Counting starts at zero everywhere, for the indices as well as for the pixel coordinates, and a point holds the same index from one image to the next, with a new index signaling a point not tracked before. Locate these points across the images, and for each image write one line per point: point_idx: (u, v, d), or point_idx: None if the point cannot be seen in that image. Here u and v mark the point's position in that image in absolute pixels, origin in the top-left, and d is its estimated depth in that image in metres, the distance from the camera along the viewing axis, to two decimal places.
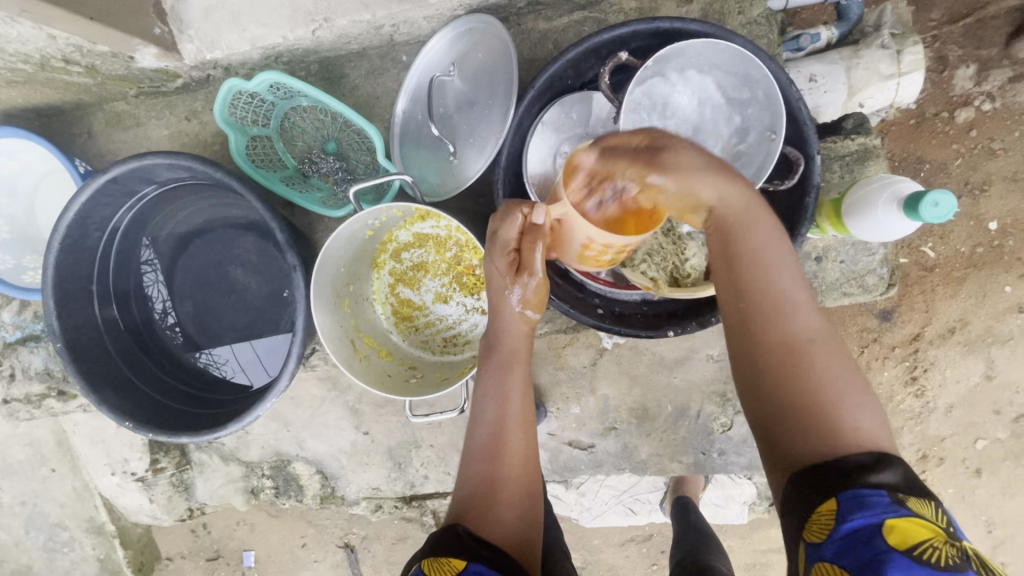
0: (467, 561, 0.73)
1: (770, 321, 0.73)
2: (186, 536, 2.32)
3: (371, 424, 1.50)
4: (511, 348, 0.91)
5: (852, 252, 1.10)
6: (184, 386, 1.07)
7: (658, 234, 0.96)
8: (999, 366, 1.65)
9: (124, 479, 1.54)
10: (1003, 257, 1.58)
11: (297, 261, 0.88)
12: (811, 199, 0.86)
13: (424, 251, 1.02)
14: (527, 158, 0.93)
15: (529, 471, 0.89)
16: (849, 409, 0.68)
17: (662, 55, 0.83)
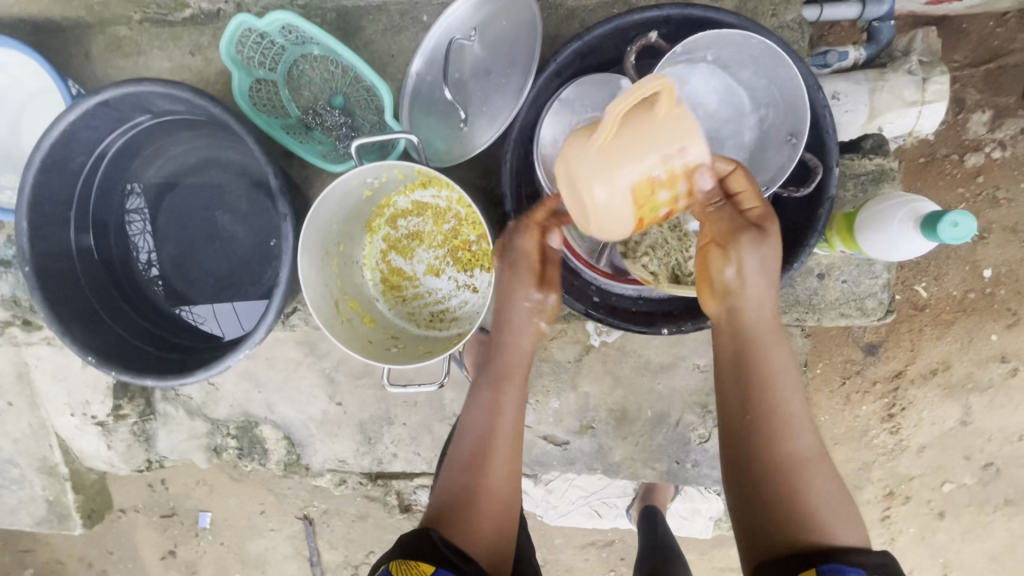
0: (435, 565, 0.74)
1: (784, 440, 0.81)
2: (143, 490, 2.28)
3: (345, 394, 1.48)
4: (505, 360, 0.93)
5: (855, 271, 1.09)
6: (158, 331, 1.02)
7: (664, 227, 0.94)
8: (975, 413, 1.66)
9: (83, 422, 1.49)
10: (993, 305, 1.59)
11: (288, 209, 0.85)
12: (823, 212, 0.84)
13: (421, 221, 0.99)
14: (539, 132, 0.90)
15: (511, 479, 0.87)
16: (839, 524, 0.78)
17: (695, 39, 0.80)
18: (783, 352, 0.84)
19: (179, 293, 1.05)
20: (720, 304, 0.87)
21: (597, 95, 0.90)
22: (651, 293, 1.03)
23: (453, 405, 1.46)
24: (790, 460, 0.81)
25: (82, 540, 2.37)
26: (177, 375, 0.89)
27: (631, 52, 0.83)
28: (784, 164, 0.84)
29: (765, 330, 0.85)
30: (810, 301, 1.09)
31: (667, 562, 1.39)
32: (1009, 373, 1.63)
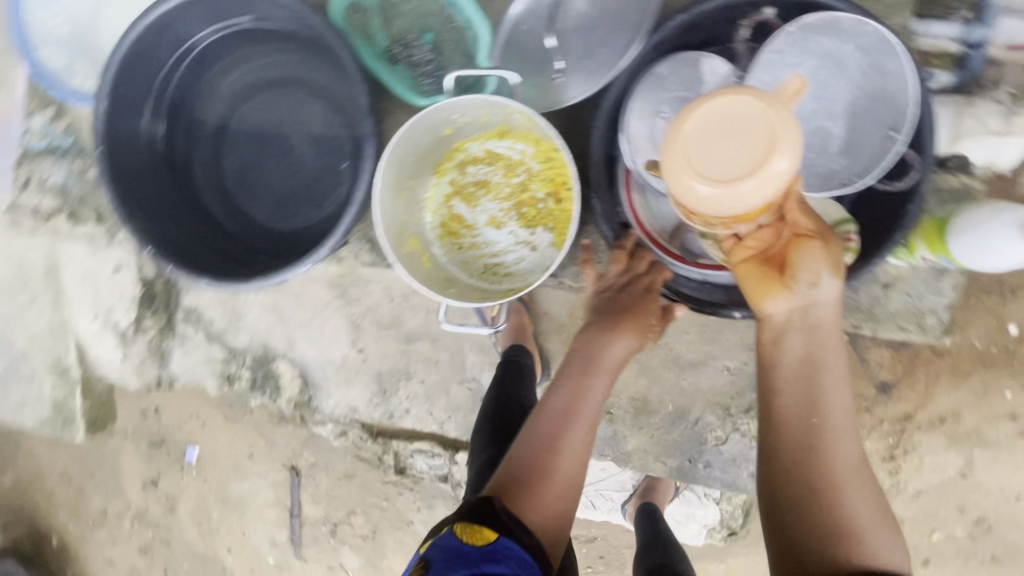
0: (497, 533, 0.82)
1: (832, 449, 0.82)
2: (136, 415, 2.28)
3: (368, 342, 1.48)
4: (596, 354, 0.99)
5: None
6: (212, 237, 1.02)
7: None
8: (977, 467, 1.67)
9: (105, 327, 1.49)
10: (1013, 362, 1.60)
11: (373, 130, 0.87)
12: (914, 207, 0.84)
13: (491, 170, 0.98)
14: (630, 106, 0.92)
15: (579, 470, 0.92)
16: (878, 537, 0.80)
17: (806, 22, 0.85)
18: (837, 360, 0.84)
19: (235, 203, 1.03)
20: (791, 302, 0.83)
21: (687, 75, 0.91)
22: (717, 280, 0.98)
23: (474, 369, 1.46)
24: (836, 469, 0.81)
25: (66, 455, 2.35)
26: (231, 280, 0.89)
27: (743, 28, 0.94)
28: (881, 151, 0.85)
29: (829, 337, 0.84)
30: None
31: (670, 556, 1.39)
32: (1017, 433, 1.63)
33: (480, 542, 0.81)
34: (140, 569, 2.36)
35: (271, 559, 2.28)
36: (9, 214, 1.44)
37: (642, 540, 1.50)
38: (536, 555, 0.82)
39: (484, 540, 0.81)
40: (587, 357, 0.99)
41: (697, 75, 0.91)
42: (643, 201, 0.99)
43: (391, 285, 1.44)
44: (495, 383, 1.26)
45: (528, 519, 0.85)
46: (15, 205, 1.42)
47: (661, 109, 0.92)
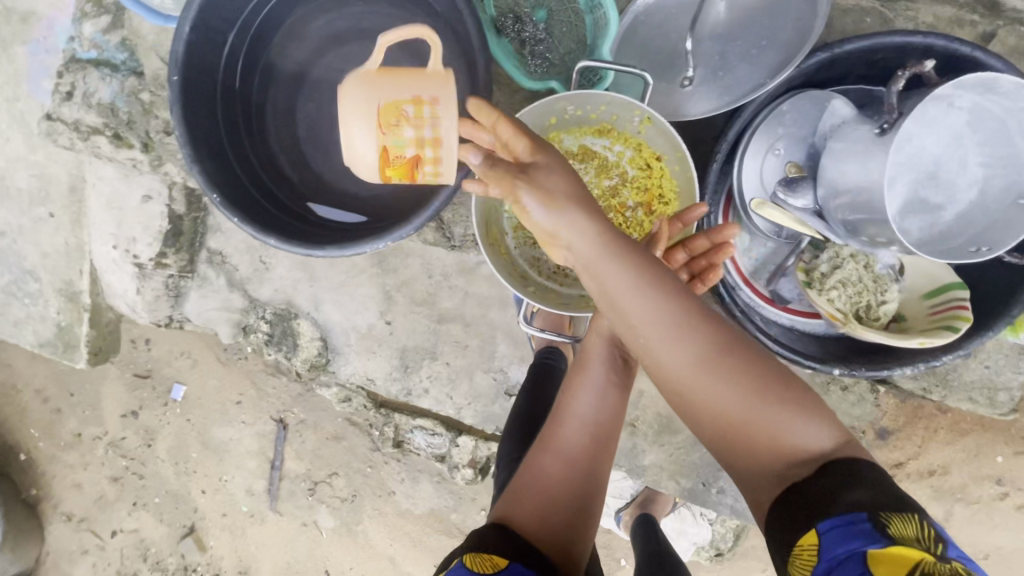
0: (507, 560, 0.80)
1: (687, 367, 0.80)
2: (126, 344, 2.21)
3: (397, 316, 1.43)
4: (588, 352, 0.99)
5: (1002, 362, 1.25)
6: (275, 190, 0.98)
7: (860, 265, 0.91)
8: (954, 521, 1.73)
9: (123, 258, 1.41)
10: (1010, 429, 1.65)
11: (484, 111, 0.83)
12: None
13: (583, 168, 0.99)
14: (748, 141, 0.93)
15: (589, 474, 0.92)
16: (797, 426, 0.78)
17: (967, 80, 0.72)
18: (641, 270, 0.79)
19: (304, 157, 1.01)
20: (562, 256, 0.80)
21: (809, 116, 0.93)
22: (806, 328, 0.98)
23: (502, 360, 1.42)
24: (706, 388, 0.80)
25: (47, 373, 2.27)
26: (308, 243, 0.86)
27: (900, 79, 0.77)
28: (1014, 230, 0.76)
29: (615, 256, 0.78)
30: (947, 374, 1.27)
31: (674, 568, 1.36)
32: (999, 496, 1.70)
33: (490, 569, 0.79)
34: (107, 498, 2.30)
35: (245, 507, 2.25)
36: (42, 123, 1.34)
37: (642, 555, 1.47)
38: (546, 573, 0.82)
39: (494, 567, 0.79)
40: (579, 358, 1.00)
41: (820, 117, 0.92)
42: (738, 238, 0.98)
43: (432, 263, 1.40)
44: (527, 382, 1.24)
45: (535, 539, 0.86)
46: (51, 115, 1.33)
47: (773, 146, 0.93)
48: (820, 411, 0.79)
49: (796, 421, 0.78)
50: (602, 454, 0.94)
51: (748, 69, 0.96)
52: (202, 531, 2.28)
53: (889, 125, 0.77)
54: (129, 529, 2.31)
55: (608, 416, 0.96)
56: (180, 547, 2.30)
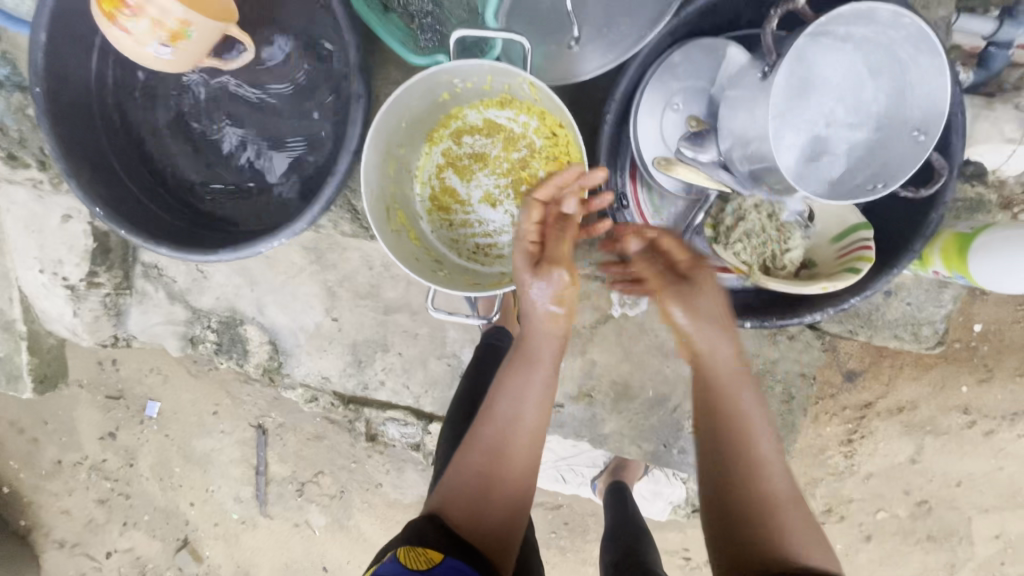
0: (442, 555, 0.87)
1: (746, 461, 0.85)
2: (92, 366, 2.17)
3: (344, 311, 1.41)
4: (536, 350, 0.98)
5: (919, 298, 1.26)
6: (164, 189, 1.05)
7: (761, 214, 0.87)
8: (925, 454, 1.77)
9: (51, 282, 1.36)
10: (972, 358, 1.68)
11: (361, 90, 0.90)
12: (936, 216, 0.84)
13: (489, 142, 1.04)
14: (642, 95, 0.90)
15: (527, 477, 0.97)
16: (802, 547, 0.81)
17: (842, 12, 0.70)
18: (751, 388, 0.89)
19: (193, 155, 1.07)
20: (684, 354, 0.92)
21: (702, 64, 0.90)
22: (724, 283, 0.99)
23: (454, 344, 1.41)
24: (753, 481, 0.84)
25: (17, 405, 2.22)
26: (197, 249, 0.95)
27: (773, 19, 0.74)
28: (909, 161, 0.75)
29: (731, 374, 0.89)
30: (870, 315, 1.30)
31: (638, 543, 1.42)
32: (967, 424, 1.73)
33: (424, 563, 0.85)
34: (96, 521, 2.29)
35: (236, 514, 2.25)
36: None
37: (612, 525, 1.53)
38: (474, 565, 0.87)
39: (428, 561, 0.85)
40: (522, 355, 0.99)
41: (714, 66, 0.90)
42: (648, 197, 0.96)
43: (370, 254, 1.37)
44: (473, 362, 1.26)
45: (466, 533, 0.91)
46: None
47: (671, 100, 0.90)
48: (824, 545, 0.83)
49: (803, 545, 0.81)
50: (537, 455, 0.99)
51: (631, 20, 0.95)
52: (196, 542, 2.29)
53: (770, 69, 0.74)
54: (124, 549, 2.31)
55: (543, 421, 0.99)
56: (176, 560, 2.30)
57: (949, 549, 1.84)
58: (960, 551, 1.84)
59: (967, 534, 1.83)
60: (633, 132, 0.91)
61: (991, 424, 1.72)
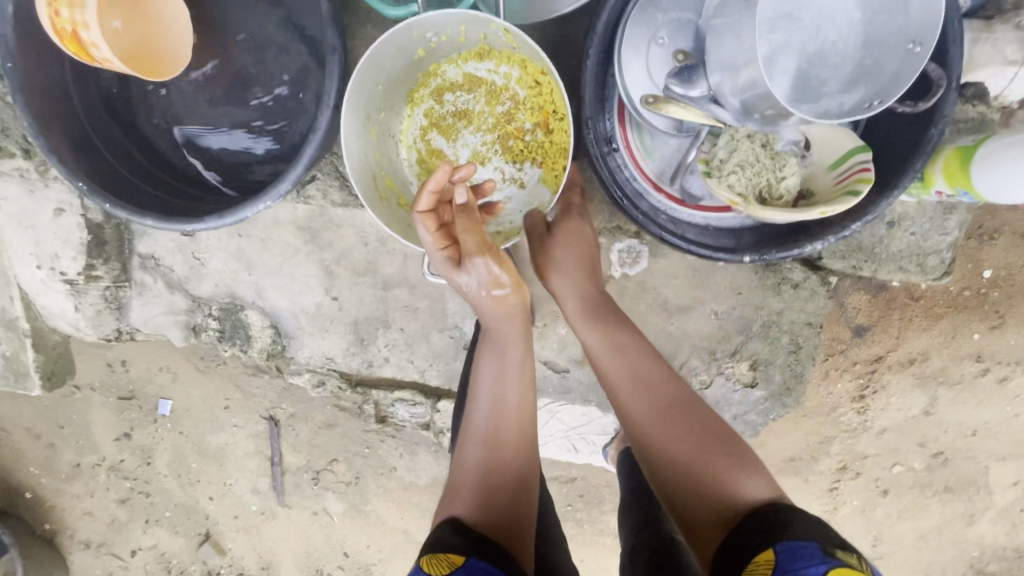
0: (465, 556, 0.87)
1: (656, 404, 1.00)
2: (101, 368, 2.18)
3: (342, 290, 1.40)
4: (502, 332, 1.06)
5: (925, 226, 1.22)
6: (149, 167, 1.12)
7: (754, 141, 0.78)
8: (939, 405, 1.75)
9: (49, 277, 1.37)
10: (984, 305, 1.65)
11: (337, 43, 0.97)
12: (935, 130, 0.82)
13: (471, 97, 1.11)
14: (625, 30, 0.87)
15: (525, 461, 1.04)
16: (736, 473, 0.89)
17: None
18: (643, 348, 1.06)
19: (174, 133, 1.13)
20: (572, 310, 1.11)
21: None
22: (722, 224, 0.94)
23: (456, 316, 1.40)
24: (667, 420, 0.97)
25: (31, 411, 2.24)
26: (183, 217, 1.01)
27: None
28: (904, 75, 0.72)
29: (617, 333, 1.07)
30: (873, 248, 1.25)
31: (653, 508, 1.39)
32: (980, 372, 1.70)
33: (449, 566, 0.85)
34: (120, 521, 2.32)
35: (255, 506, 2.27)
36: None
37: (628, 490, 1.51)
38: (503, 562, 0.88)
39: (453, 564, 0.86)
40: (492, 339, 1.07)
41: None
42: (638, 140, 0.93)
43: (365, 230, 1.36)
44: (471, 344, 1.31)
45: (481, 525, 0.95)
46: None
47: (657, 36, 0.87)
48: (765, 475, 0.90)
49: (737, 474, 0.89)
50: (530, 431, 1.06)
51: None
52: (218, 535, 2.31)
53: None
54: (148, 546, 2.34)
55: (526, 404, 1.06)
56: (200, 554, 2.33)
57: (967, 500, 1.84)
58: (977, 501, 1.84)
59: (984, 483, 1.83)
60: (617, 68, 0.87)
61: (1005, 370, 1.70)
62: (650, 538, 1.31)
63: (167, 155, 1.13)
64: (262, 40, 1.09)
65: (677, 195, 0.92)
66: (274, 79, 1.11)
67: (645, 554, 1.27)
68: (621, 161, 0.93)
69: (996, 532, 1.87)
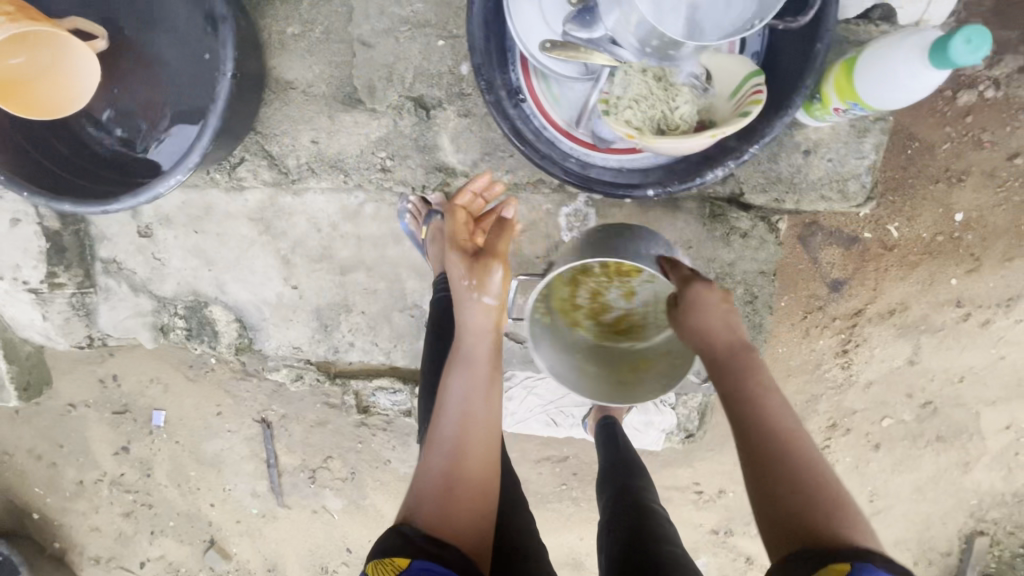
0: (410, 558, 0.88)
1: (788, 454, 0.85)
2: (94, 385, 2.19)
3: (301, 278, 1.41)
4: (473, 348, 1.07)
5: (841, 151, 1.20)
6: (78, 160, 1.15)
7: (645, 76, 0.79)
8: (924, 354, 1.72)
9: (13, 287, 1.40)
10: (959, 249, 1.62)
11: (226, 12, 1.03)
12: (821, 44, 0.85)
13: (583, 288, 1.14)
14: None
15: (488, 474, 1.02)
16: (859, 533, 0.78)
17: None
18: (773, 392, 0.90)
19: (100, 123, 1.16)
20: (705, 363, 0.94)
21: None
22: (634, 163, 0.97)
23: (414, 295, 1.42)
24: (800, 470, 0.83)
25: (30, 431, 2.25)
26: (99, 201, 1.07)
27: None
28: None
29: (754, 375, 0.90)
30: (794, 178, 1.22)
31: (633, 479, 1.40)
32: (961, 318, 1.68)
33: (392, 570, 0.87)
34: (125, 534, 2.32)
35: (255, 509, 2.27)
36: None
37: (605, 464, 1.50)
38: (451, 564, 0.89)
39: (397, 567, 0.87)
40: (463, 357, 1.07)
41: None
42: (545, 88, 0.94)
43: (316, 215, 1.37)
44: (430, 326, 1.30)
45: (435, 527, 0.94)
46: None
47: None
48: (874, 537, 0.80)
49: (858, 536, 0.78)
50: (496, 442, 1.06)
51: None
52: (223, 541, 2.31)
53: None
54: (156, 557, 2.34)
55: (496, 415, 1.06)
56: (206, 561, 2.32)
57: (961, 448, 1.81)
58: (971, 448, 1.81)
59: (977, 430, 1.79)
60: (508, 18, 0.87)
61: (986, 314, 1.67)
62: (631, 508, 1.30)
63: (93, 144, 1.15)
64: (174, 24, 1.12)
65: (587, 139, 0.94)
66: (190, 61, 1.12)
67: (626, 525, 1.26)
68: (529, 110, 0.96)
69: (994, 479, 1.83)
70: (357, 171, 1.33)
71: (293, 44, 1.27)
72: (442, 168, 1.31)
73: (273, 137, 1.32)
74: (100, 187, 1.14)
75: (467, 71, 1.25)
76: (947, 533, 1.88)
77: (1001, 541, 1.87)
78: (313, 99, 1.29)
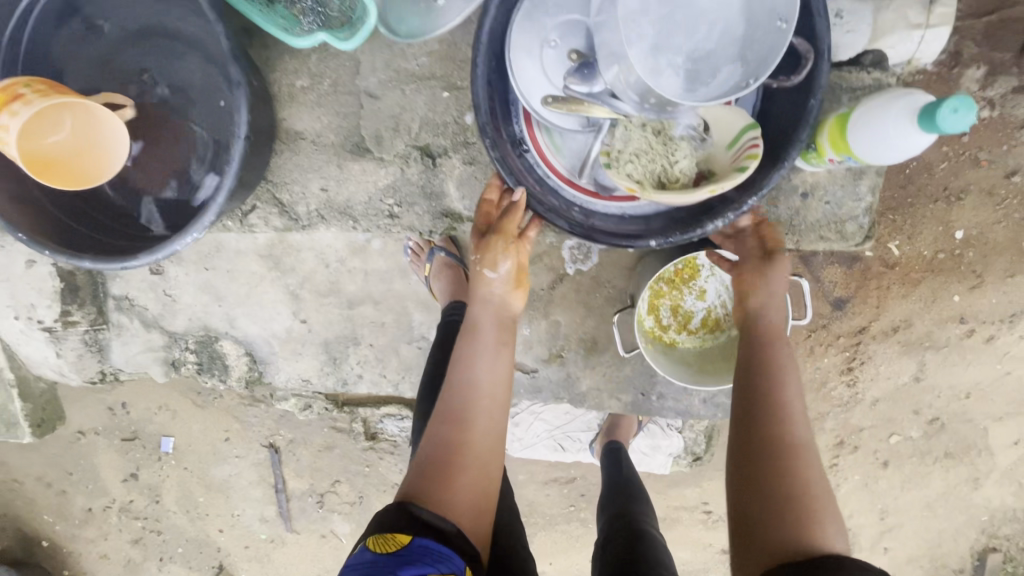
0: (411, 536, 0.91)
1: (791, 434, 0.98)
2: (104, 413, 2.19)
3: (310, 312, 1.44)
4: (483, 325, 1.14)
5: (840, 194, 1.22)
6: (97, 214, 1.17)
7: (645, 128, 0.83)
8: (929, 370, 1.72)
9: (28, 326, 1.43)
10: (960, 266, 1.63)
11: (241, 77, 1.06)
12: (814, 100, 0.89)
13: (664, 306, 1.28)
14: (511, 38, 0.91)
15: (490, 448, 1.07)
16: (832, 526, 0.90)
17: None
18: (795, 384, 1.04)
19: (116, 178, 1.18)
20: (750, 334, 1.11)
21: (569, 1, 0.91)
22: (635, 210, 0.99)
23: (421, 327, 1.44)
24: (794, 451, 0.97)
25: (39, 459, 2.25)
26: (118, 257, 1.10)
27: None
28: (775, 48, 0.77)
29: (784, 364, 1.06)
30: (791, 220, 1.24)
31: (635, 503, 1.41)
32: (966, 334, 1.68)
33: (393, 546, 0.89)
34: (134, 561, 2.33)
35: (264, 534, 2.27)
36: None
37: (609, 486, 1.51)
38: (450, 544, 0.93)
39: (397, 543, 0.90)
40: (472, 329, 1.14)
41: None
42: (548, 139, 0.98)
43: (324, 251, 1.39)
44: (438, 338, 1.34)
45: (436, 499, 0.98)
46: None
47: (549, 38, 0.91)
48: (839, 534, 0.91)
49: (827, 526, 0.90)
50: (500, 415, 1.10)
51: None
52: (231, 566, 2.31)
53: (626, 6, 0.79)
54: None
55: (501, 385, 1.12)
56: None
57: (970, 463, 1.80)
58: (980, 463, 1.80)
59: (985, 446, 1.79)
60: (511, 76, 0.91)
61: (990, 330, 1.68)
62: (629, 532, 1.31)
63: (111, 198, 1.18)
64: (188, 79, 1.17)
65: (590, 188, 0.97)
66: (202, 112, 1.17)
67: (617, 548, 1.27)
68: (532, 160, 0.99)
69: (1006, 495, 1.82)
70: (365, 218, 1.36)
71: (303, 96, 1.30)
72: (448, 214, 1.35)
73: (284, 186, 1.34)
74: (120, 241, 1.16)
75: (471, 120, 1.28)
76: (958, 549, 1.87)
77: (1013, 556, 1.86)
78: (322, 148, 1.32)
